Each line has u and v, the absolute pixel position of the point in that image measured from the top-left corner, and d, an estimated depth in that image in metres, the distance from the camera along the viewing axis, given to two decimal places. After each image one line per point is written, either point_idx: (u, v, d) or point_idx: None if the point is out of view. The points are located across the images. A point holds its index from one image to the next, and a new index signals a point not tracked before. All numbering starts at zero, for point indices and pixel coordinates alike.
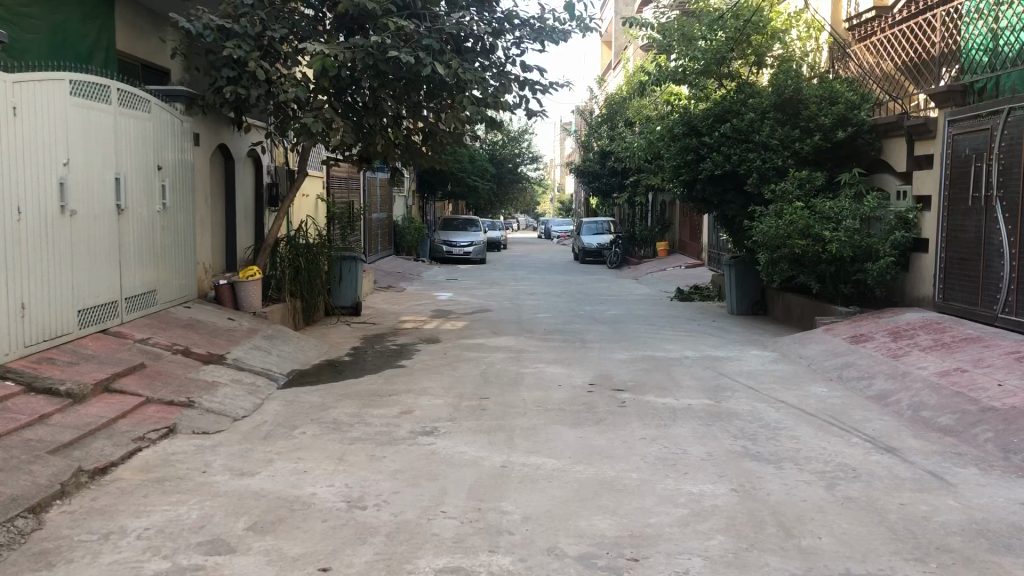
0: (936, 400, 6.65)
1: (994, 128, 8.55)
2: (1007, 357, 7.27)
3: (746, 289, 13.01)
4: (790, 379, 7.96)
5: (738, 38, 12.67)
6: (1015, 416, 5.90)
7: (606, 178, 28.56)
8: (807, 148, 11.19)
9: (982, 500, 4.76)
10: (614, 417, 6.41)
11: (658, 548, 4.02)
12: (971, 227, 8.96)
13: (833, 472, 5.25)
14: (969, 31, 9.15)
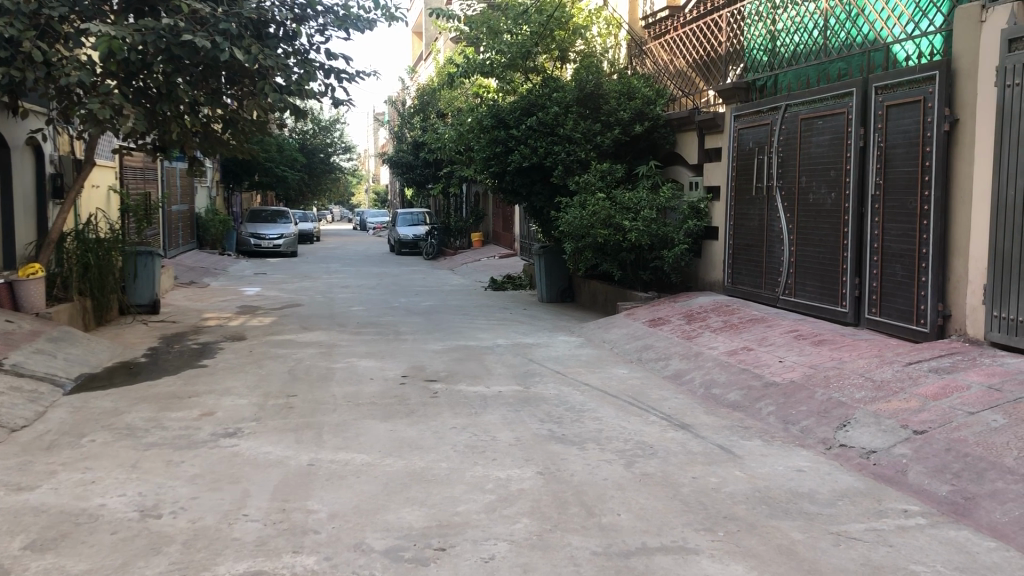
0: (725, 377, 7.11)
1: (773, 124, 9.21)
2: (787, 335, 7.87)
3: (555, 278, 13.37)
4: (594, 362, 8.27)
5: (542, 32, 12.96)
6: (793, 390, 6.40)
7: (420, 169, 28.59)
8: (607, 141, 11.64)
9: (764, 469, 5.13)
10: (424, 408, 6.42)
11: (464, 535, 4.05)
12: (754, 215, 9.63)
13: (632, 450, 5.50)
14: (750, 31, 9.79)
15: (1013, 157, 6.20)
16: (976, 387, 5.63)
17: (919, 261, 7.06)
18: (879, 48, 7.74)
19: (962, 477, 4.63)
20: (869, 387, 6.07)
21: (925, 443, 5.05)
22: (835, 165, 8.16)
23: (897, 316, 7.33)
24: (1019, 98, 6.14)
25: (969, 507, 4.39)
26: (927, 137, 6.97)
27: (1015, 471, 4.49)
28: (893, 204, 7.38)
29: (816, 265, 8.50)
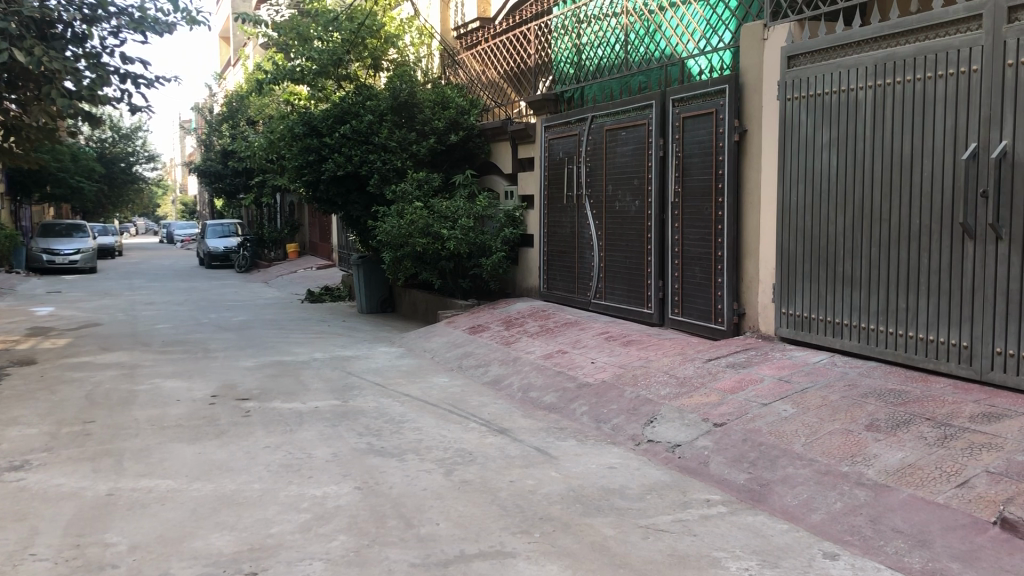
0: (541, 380, 7.27)
1: (581, 134, 9.53)
2: (598, 337, 8.15)
3: (374, 288, 13.23)
4: (414, 372, 8.24)
5: (353, 40, 12.86)
6: (605, 390, 6.63)
7: (230, 178, 27.74)
8: (423, 150, 11.63)
9: (578, 468, 5.28)
10: (236, 428, 6.17)
11: (277, 558, 3.91)
12: (565, 222, 9.92)
13: (451, 458, 5.51)
14: (557, 44, 10.11)
15: (795, 165, 6.71)
16: (769, 379, 6.04)
17: (716, 263, 7.50)
18: (675, 62, 8.17)
19: (757, 465, 4.95)
20: (673, 384, 6.38)
21: (724, 435, 5.36)
22: (638, 174, 8.54)
23: (698, 316, 7.75)
24: (799, 111, 6.66)
25: (763, 493, 4.70)
26: (720, 147, 7.42)
27: (803, 456, 4.85)
28: (691, 210, 7.80)
29: (623, 270, 8.85)
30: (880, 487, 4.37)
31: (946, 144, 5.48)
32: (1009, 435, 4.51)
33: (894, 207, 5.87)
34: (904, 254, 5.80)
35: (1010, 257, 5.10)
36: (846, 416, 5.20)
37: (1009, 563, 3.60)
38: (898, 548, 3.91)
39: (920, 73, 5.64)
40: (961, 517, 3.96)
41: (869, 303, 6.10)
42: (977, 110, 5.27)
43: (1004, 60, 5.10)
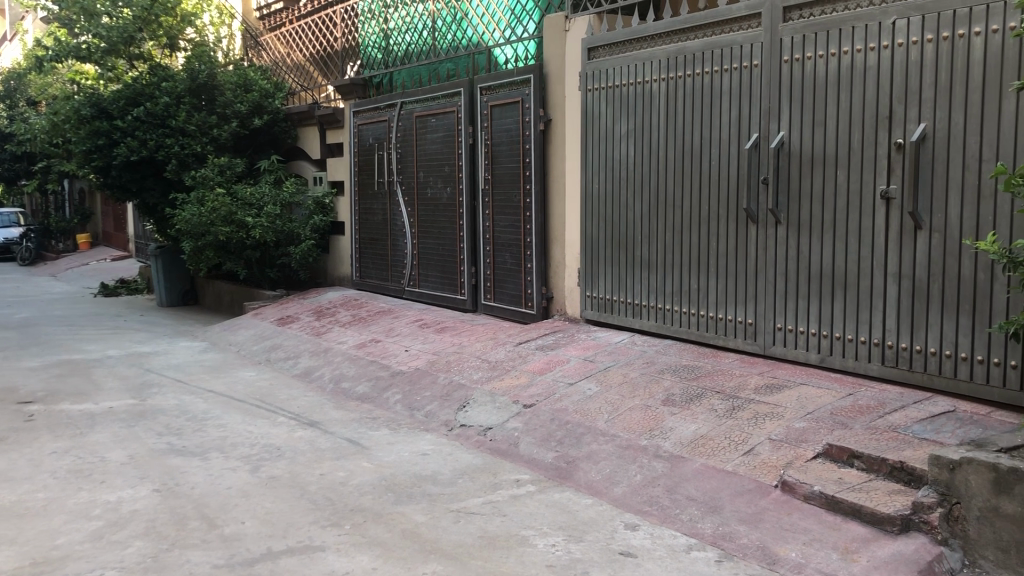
0: (353, 370, 7.17)
1: (390, 120, 9.44)
2: (411, 325, 8.13)
3: (175, 280, 12.59)
4: (218, 367, 7.90)
5: (146, 17, 12.09)
6: (417, 377, 6.62)
7: (9, 165, 25.54)
8: (226, 135, 11.17)
9: (390, 457, 5.25)
10: (18, 434, 5.69)
11: (64, 571, 3.64)
12: (377, 210, 9.80)
13: (259, 454, 5.33)
14: (365, 29, 9.98)
15: (597, 154, 6.95)
16: (575, 360, 6.24)
17: (525, 249, 7.66)
18: (482, 51, 8.24)
19: (564, 443, 5.10)
20: (484, 368, 6.47)
21: (533, 416, 5.49)
22: (449, 161, 8.56)
23: (509, 301, 7.89)
24: (599, 101, 6.90)
25: (570, 470, 4.85)
26: (526, 135, 7.56)
27: (606, 433, 5.05)
28: (500, 196, 7.91)
29: (436, 256, 8.87)
30: (675, 458, 4.62)
31: (731, 134, 5.85)
32: (789, 404, 4.89)
33: (686, 194, 6.21)
34: (695, 238, 6.16)
35: (788, 239, 5.52)
36: (645, 392, 5.46)
37: (788, 522, 3.91)
38: (692, 515, 4.16)
39: (708, 67, 5.98)
40: (747, 483, 4.25)
41: (664, 285, 6.44)
42: (758, 103, 5.66)
43: (781, 56, 5.50)
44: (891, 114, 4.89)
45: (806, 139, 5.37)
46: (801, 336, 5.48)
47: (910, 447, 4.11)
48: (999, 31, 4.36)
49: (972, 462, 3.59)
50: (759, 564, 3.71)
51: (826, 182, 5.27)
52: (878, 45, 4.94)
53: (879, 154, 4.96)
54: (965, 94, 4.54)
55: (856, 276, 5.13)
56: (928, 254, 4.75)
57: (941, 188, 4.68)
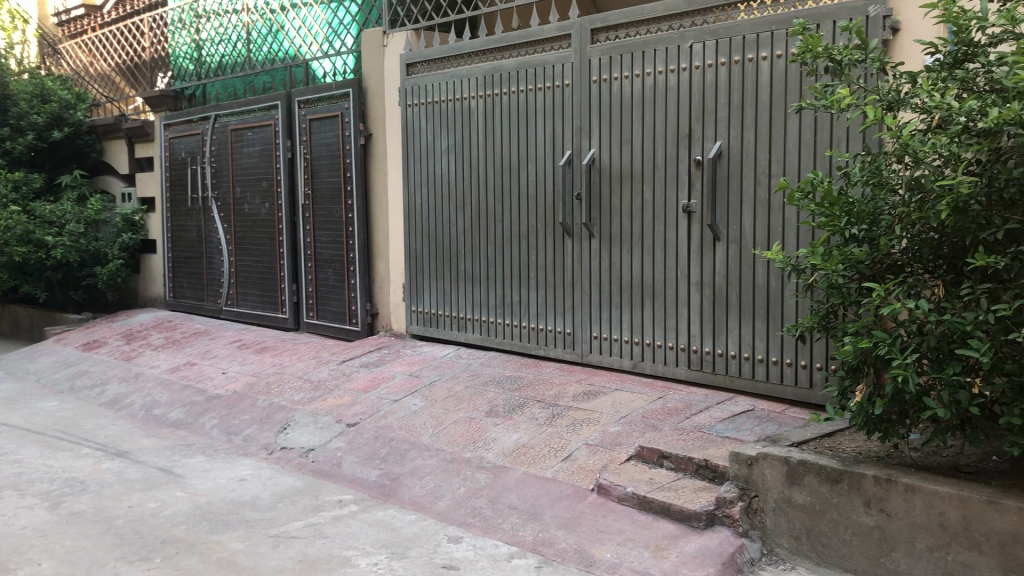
0: (166, 396, 6.83)
1: (204, 133, 9.09)
2: (230, 346, 7.85)
3: None
4: (14, 398, 7.32)
5: None
6: (236, 400, 6.40)
7: None
8: (20, 148, 10.33)
9: (205, 485, 5.03)
10: None
11: None
12: (190, 226, 9.40)
13: (59, 489, 4.98)
14: (175, 38, 9.59)
15: (417, 169, 6.98)
16: (399, 376, 6.21)
17: (347, 265, 7.56)
18: (299, 64, 8.09)
19: (388, 460, 5.07)
20: (307, 388, 6.33)
21: (357, 435, 5.42)
22: (266, 176, 8.34)
23: (332, 318, 7.77)
24: (418, 116, 6.92)
25: (393, 487, 4.82)
26: (347, 149, 7.47)
27: (430, 447, 5.06)
28: (321, 212, 7.77)
29: (255, 275, 8.61)
30: (498, 469, 4.69)
31: (546, 150, 6.02)
32: (604, 409, 5.08)
33: (505, 208, 6.33)
34: (515, 252, 6.29)
35: (601, 252, 5.74)
36: (469, 404, 5.51)
37: (603, 524, 4.05)
38: (513, 523, 4.23)
39: (522, 85, 6.14)
40: (566, 488, 4.37)
41: (486, 298, 6.53)
42: (570, 120, 5.86)
43: (590, 75, 5.72)
44: (691, 132, 5.19)
45: (614, 156, 5.61)
46: (615, 344, 5.72)
47: (713, 446, 4.36)
48: (781, 57, 4.73)
49: (767, 457, 3.85)
50: (577, 566, 3.82)
51: (635, 197, 5.52)
52: (677, 67, 5.23)
53: (681, 170, 5.25)
54: (755, 114, 4.88)
55: (663, 286, 5.40)
56: (727, 264, 5.06)
57: (735, 203, 5.00)
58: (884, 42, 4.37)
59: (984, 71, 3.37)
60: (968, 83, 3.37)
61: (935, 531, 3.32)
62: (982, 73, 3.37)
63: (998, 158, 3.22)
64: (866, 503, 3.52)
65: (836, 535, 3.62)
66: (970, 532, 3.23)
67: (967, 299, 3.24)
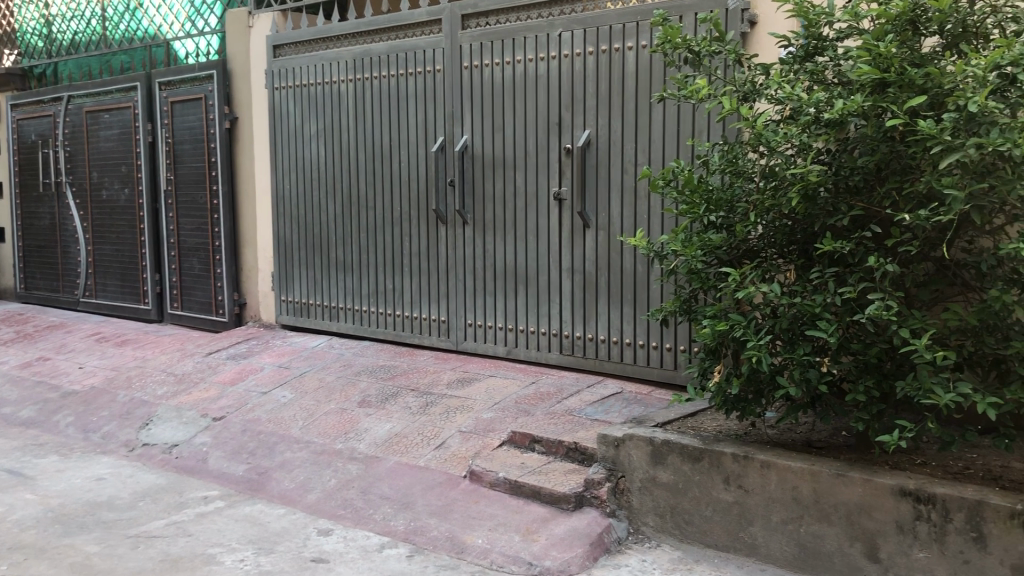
0: (17, 393, 6.43)
1: (56, 115, 8.58)
2: (88, 339, 7.47)
3: None
4: None
5: None
6: (94, 396, 6.09)
7: None
8: None
9: (59, 486, 4.77)
10: None
11: None
12: (43, 214, 8.88)
13: None
14: (23, 14, 9.07)
15: (287, 154, 6.80)
16: (269, 367, 6.05)
17: (213, 254, 7.30)
18: (160, 44, 7.74)
19: (256, 454, 4.93)
20: (170, 382, 6.08)
21: (223, 429, 5.26)
22: (125, 160, 7.95)
23: (198, 309, 7.50)
24: (287, 100, 6.74)
25: (262, 481, 4.69)
26: (211, 133, 7.20)
27: (300, 440, 4.96)
28: (185, 198, 7.47)
29: (115, 264, 8.21)
30: (369, 459, 4.64)
31: (418, 136, 5.96)
32: (477, 396, 5.09)
33: (377, 195, 6.24)
34: (388, 239, 6.22)
35: (474, 239, 5.74)
36: (341, 395, 5.42)
37: (475, 510, 4.06)
38: (384, 513, 4.19)
39: (393, 70, 6.06)
40: (438, 476, 4.36)
41: (360, 286, 6.44)
42: (441, 106, 5.82)
43: (461, 61, 5.69)
44: (560, 120, 5.25)
45: (486, 143, 5.61)
46: (489, 331, 5.73)
47: (583, 429, 4.43)
48: (646, 47, 4.83)
49: (632, 438, 3.94)
50: (448, 554, 3.82)
51: (507, 183, 5.53)
52: (547, 55, 5.27)
53: (551, 158, 5.29)
54: (622, 103, 4.97)
55: (535, 272, 5.45)
56: (596, 251, 5.15)
57: (604, 190, 5.09)
58: (743, 35, 4.52)
59: (832, 64, 3.51)
60: (817, 75, 3.51)
61: (788, 504, 3.48)
62: (831, 66, 3.52)
63: (845, 148, 3.37)
64: (725, 479, 3.65)
65: (698, 512, 3.75)
66: (821, 504, 3.39)
67: (816, 282, 3.38)
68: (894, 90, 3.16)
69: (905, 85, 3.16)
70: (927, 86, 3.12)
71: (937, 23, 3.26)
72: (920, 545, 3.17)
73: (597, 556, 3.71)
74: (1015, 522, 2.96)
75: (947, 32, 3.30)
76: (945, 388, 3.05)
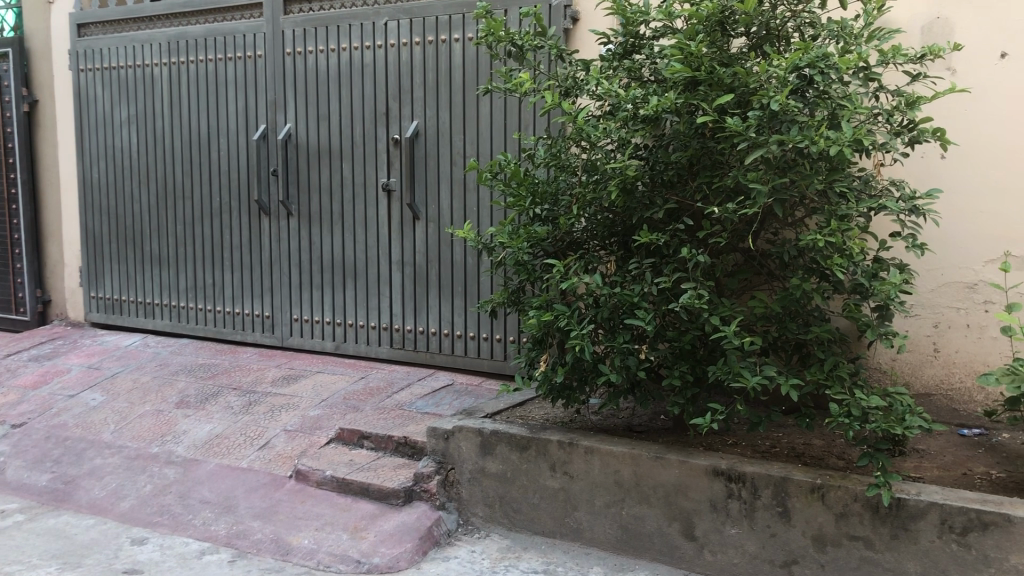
0: None
1: None
2: None
3: None
4: None
5: None
6: None
7: None
8: None
9: None
10: None
11: None
12: None
13: None
14: None
15: (95, 141, 6.37)
16: (76, 369, 5.66)
17: (11, 248, 6.73)
18: None
19: (61, 462, 4.59)
20: None
21: (24, 436, 4.86)
22: None
23: None
24: (94, 83, 6.31)
25: (68, 490, 4.37)
26: (7, 117, 6.62)
27: (111, 445, 4.65)
28: None
29: None
30: (188, 463, 4.42)
31: (238, 124, 5.72)
32: (304, 394, 4.95)
33: (196, 185, 5.95)
34: (208, 231, 5.94)
35: (300, 231, 5.57)
36: (157, 396, 5.14)
37: (301, 510, 3.94)
38: (205, 518, 3.99)
39: (210, 54, 5.78)
40: (261, 477, 4.21)
41: (176, 281, 6.13)
42: (263, 94, 5.61)
43: (284, 48, 5.50)
44: (387, 111, 5.18)
45: (311, 132, 5.46)
46: (317, 326, 5.59)
47: (412, 423, 4.39)
48: (471, 39, 4.84)
49: (461, 430, 3.94)
50: (272, 556, 3.68)
51: (333, 174, 5.41)
52: (373, 44, 5.18)
53: (379, 148, 5.22)
54: (449, 95, 4.95)
55: (364, 265, 5.36)
56: (426, 243, 5.12)
57: (433, 182, 5.06)
58: (566, 31, 4.61)
59: (649, 62, 3.62)
60: (634, 73, 3.62)
61: (611, 488, 3.58)
62: (647, 64, 3.63)
63: (661, 144, 3.50)
64: (551, 467, 3.72)
65: (525, 500, 3.80)
66: (641, 486, 3.51)
67: (635, 272, 3.49)
68: (705, 88, 3.30)
69: (715, 84, 3.30)
70: (734, 85, 3.27)
71: (742, 26, 3.43)
72: (731, 521, 3.33)
73: (426, 550, 3.68)
74: (816, 495, 3.17)
75: (753, 34, 3.49)
76: (752, 371, 3.21)
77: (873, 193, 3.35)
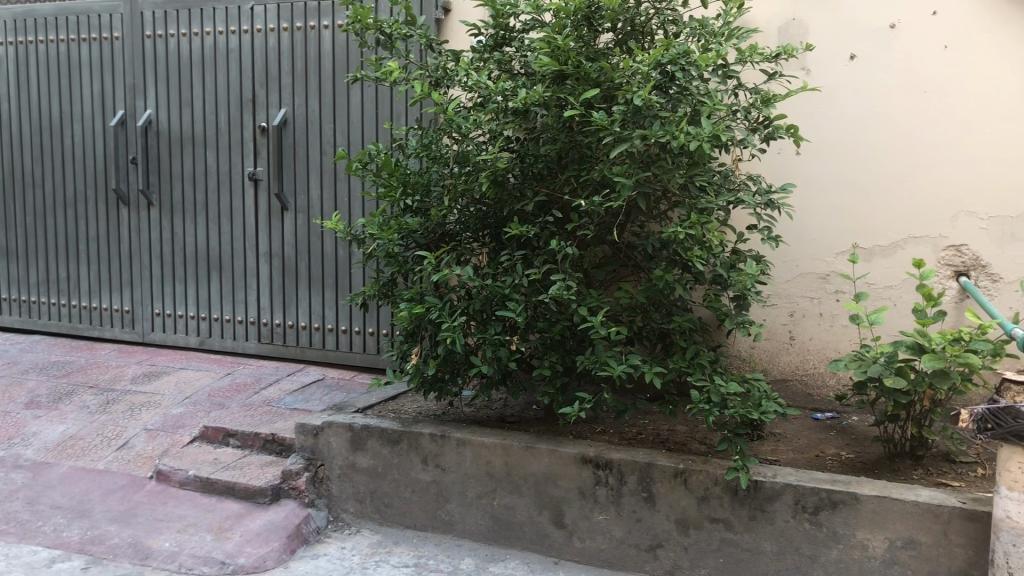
0: None
1: None
2: None
3: None
4: None
5: None
6: None
7: None
8: None
9: None
10: None
11: None
12: None
13: None
14: None
15: None
16: None
17: None
18: None
19: None
20: None
21: None
22: None
23: None
24: None
25: None
26: None
27: None
28: None
29: None
30: (38, 466, 4.16)
31: (93, 109, 5.43)
32: (166, 391, 4.75)
33: (47, 173, 5.62)
34: (61, 222, 5.62)
35: (161, 222, 5.34)
36: (3, 396, 4.82)
37: (162, 513, 3.78)
38: (56, 524, 3.76)
39: (63, 34, 5.47)
40: (119, 479, 4.02)
41: (26, 274, 5.79)
42: (120, 78, 5.35)
43: (143, 30, 5.26)
44: (254, 98, 5.02)
45: (172, 119, 5.23)
46: (180, 320, 5.38)
47: (281, 419, 4.29)
48: (340, 27, 4.74)
49: (332, 426, 3.86)
50: (130, 561, 3.51)
51: (197, 162, 5.21)
52: (238, 29, 5.02)
53: (245, 136, 5.06)
54: (318, 83, 4.85)
55: (230, 257, 5.19)
56: (295, 234, 5.00)
57: (302, 172, 4.95)
58: (437, 22, 4.59)
59: (518, 55, 3.64)
60: (504, 65, 3.63)
61: (482, 479, 3.59)
62: (517, 57, 3.65)
63: (531, 136, 3.52)
64: (423, 460, 3.70)
65: (397, 494, 3.76)
66: (512, 477, 3.53)
67: (506, 264, 3.50)
68: (572, 82, 3.34)
69: (581, 78, 3.35)
70: (600, 79, 3.32)
71: (609, 21, 3.49)
72: (599, 508, 3.40)
73: (294, 549, 3.59)
74: (679, 480, 3.26)
75: (619, 30, 3.56)
76: (618, 360, 3.27)
77: (732, 187, 3.47)
